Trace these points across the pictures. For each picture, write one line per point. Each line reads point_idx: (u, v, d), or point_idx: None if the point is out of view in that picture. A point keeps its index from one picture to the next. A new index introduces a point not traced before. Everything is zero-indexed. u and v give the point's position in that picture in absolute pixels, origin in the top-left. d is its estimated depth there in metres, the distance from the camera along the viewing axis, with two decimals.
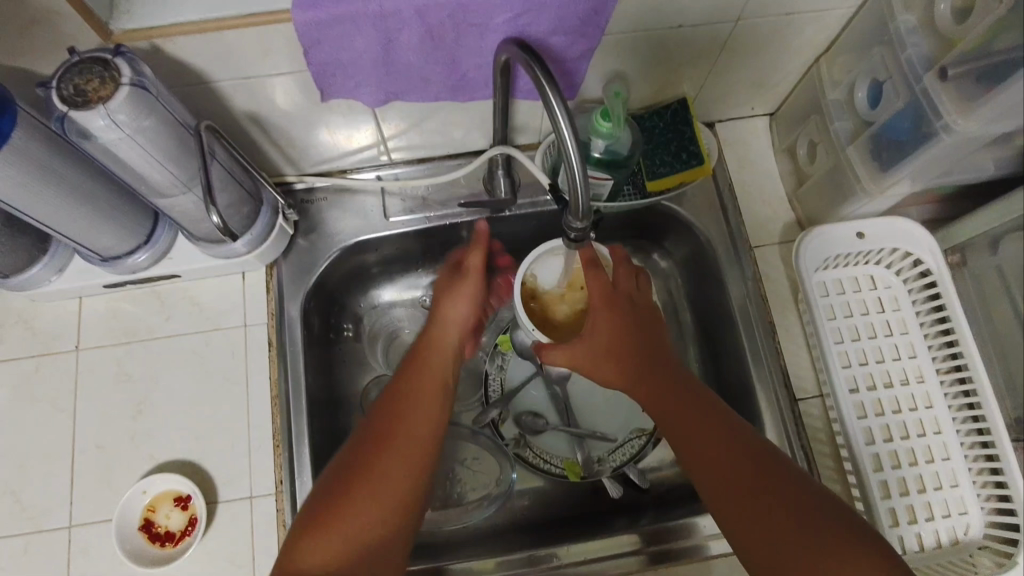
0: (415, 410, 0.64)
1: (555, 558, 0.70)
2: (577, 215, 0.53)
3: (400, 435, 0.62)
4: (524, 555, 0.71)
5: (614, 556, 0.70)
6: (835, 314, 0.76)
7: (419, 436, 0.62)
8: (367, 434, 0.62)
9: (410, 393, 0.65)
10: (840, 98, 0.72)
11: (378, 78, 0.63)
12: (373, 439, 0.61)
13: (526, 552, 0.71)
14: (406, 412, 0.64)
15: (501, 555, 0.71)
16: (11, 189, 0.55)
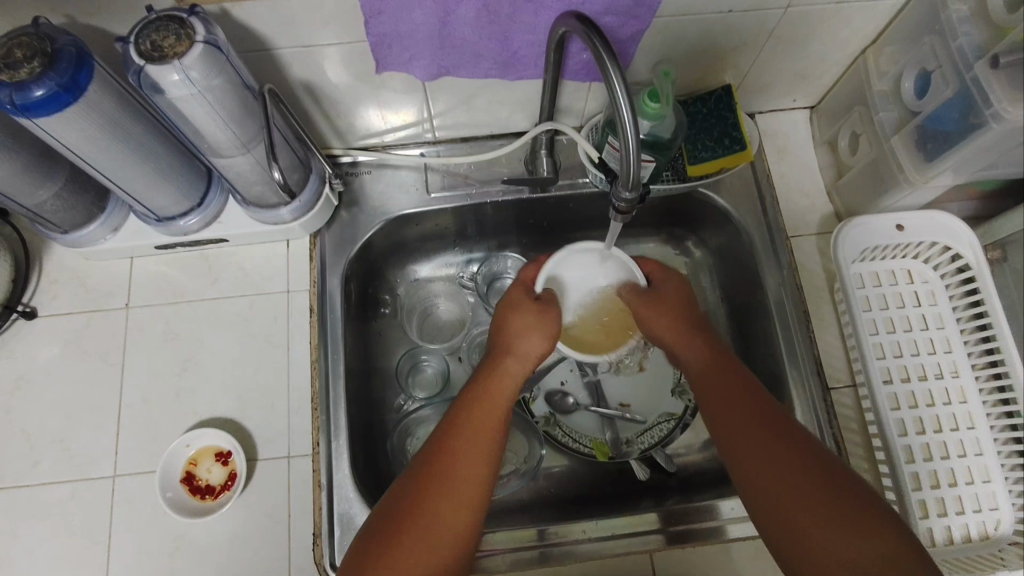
0: (480, 410, 0.61)
1: (579, 533, 0.71)
2: (627, 185, 0.54)
3: (466, 447, 0.58)
4: (536, 530, 0.71)
5: (631, 533, 0.71)
6: (871, 305, 0.76)
7: (485, 451, 0.58)
8: (436, 451, 0.58)
9: (478, 409, 0.61)
10: (886, 89, 0.73)
11: (432, 51, 0.65)
12: (437, 452, 0.58)
13: (539, 527, 0.71)
14: (475, 424, 0.60)
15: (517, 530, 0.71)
16: (81, 140, 0.58)
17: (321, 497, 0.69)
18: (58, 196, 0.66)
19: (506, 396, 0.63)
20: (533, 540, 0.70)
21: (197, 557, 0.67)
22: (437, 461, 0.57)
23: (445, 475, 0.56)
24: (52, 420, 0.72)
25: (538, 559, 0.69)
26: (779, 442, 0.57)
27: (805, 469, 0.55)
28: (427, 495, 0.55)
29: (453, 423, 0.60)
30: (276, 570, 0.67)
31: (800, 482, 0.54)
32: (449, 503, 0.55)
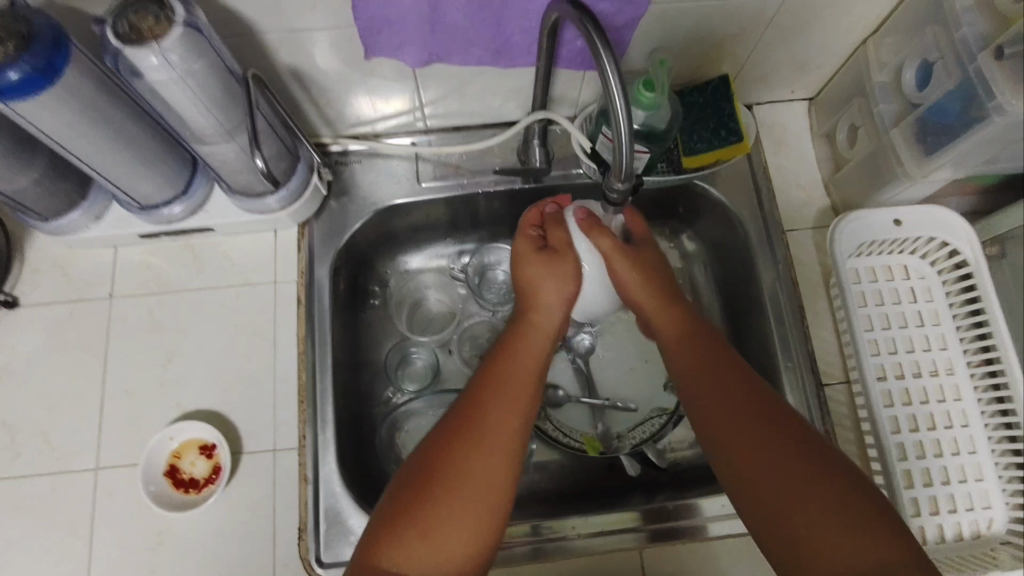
0: (510, 376, 0.60)
1: (569, 529, 0.70)
2: (620, 175, 0.53)
3: (495, 413, 0.57)
4: (530, 525, 0.70)
5: (617, 530, 0.70)
6: (866, 301, 0.75)
7: (516, 421, 0.57)
8: (464, 418, 0.57)
9: (509, 376, 0.60)
10: (886, 81, 0.71)
11: (423, 37, 0.63)
12: (466, 421, 0.57)
13: (533, 523, 0.70)
14: (503, 392, 0.59)
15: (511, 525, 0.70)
16: (60, 126, 0.56)
17: (307, 492, 0.68)
18: (38, 183, 0.65)
19: (536, 361, 0.63)
20: (525, 535, 0.70)
21: (181, 551, 0.66)
22: (468, 428, 0.56)
23: (470, 446, 0.55)
24: (33, 411, 0.70)
25: (532, 555, 0.69)
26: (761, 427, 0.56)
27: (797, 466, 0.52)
28: (455, 461, 0.54)
29: (483, 389, 0.59)
30: (260, 566, 0.66)
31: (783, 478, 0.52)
32: (474, 465, 0.54)
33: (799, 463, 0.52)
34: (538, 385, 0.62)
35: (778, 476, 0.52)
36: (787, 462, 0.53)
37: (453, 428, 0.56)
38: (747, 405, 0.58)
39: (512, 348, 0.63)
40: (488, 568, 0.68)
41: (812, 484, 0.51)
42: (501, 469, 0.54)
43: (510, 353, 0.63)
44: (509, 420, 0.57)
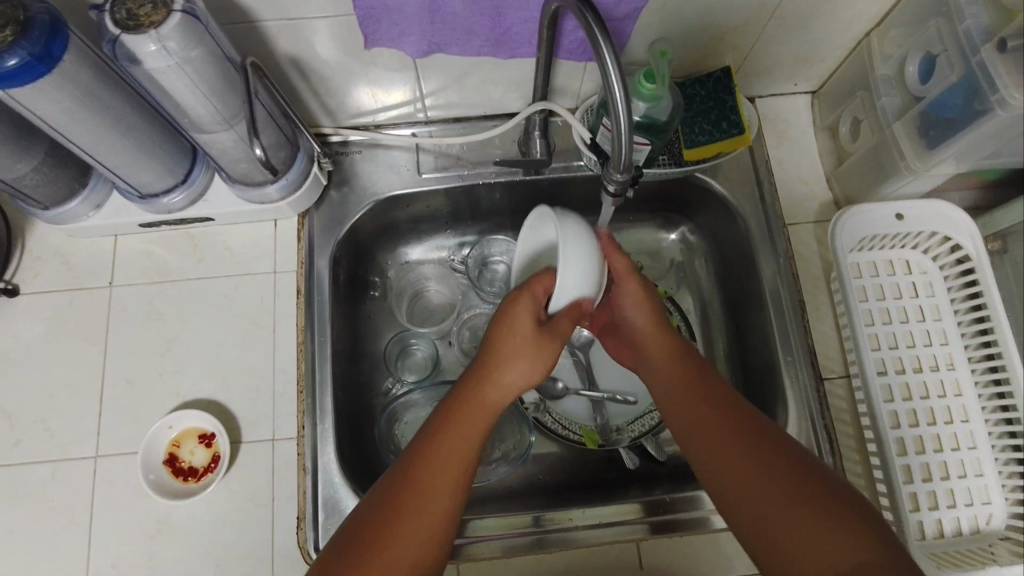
0: (443, 452, 0.56)
1: (571, 519, 0.70)
2: (619, 166, 0.53)
3: (422, 493, 0.54)
4: (532, 517, 0.70)
5: (617, 522, 0.70)
6: (867, 296, 0.75)
7: (444, 503, 0.54)
8: (390, 497, 0.54)
9: (444, 450, 0.56)
10: (890, 74, 0.71)
11: (422, 27, 0.63)
12: (394, 500, 0.54)
13: (535, 514, 0.71)
14: (435, 469, 0.55)
15: (512, 518, 0.70)
16: (57, 113, 0.56)
17: (305, 482, 0.68)
18: (38, 170, 0.65)
19: (478, 431, 0.57)
20: (528, 526, 0.70)
21: (180, 539, 0.66)
22: (393, 509, 0.53)
23: (391, 530, 0.52)
24: (34, 399, 0.71)
25: (532, 546, 0.69)
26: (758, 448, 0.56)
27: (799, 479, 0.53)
28: (375, 546, 0.52)
29: (415, 463, 0.55)
30: (258, 555, 0.66)
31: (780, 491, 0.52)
32: (390, 553, 0.51)
33: (792, 488, 0.52)
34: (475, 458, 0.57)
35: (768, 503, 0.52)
36: (777, 492, 0.52)
37: (379, 505, 0.54)
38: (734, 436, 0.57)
39: (454, 415, 0.58)
40: (486, 559, 0.68)
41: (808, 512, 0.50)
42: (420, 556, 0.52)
43: (450, 421, 0.57)
44: (437, 503, 0.54)
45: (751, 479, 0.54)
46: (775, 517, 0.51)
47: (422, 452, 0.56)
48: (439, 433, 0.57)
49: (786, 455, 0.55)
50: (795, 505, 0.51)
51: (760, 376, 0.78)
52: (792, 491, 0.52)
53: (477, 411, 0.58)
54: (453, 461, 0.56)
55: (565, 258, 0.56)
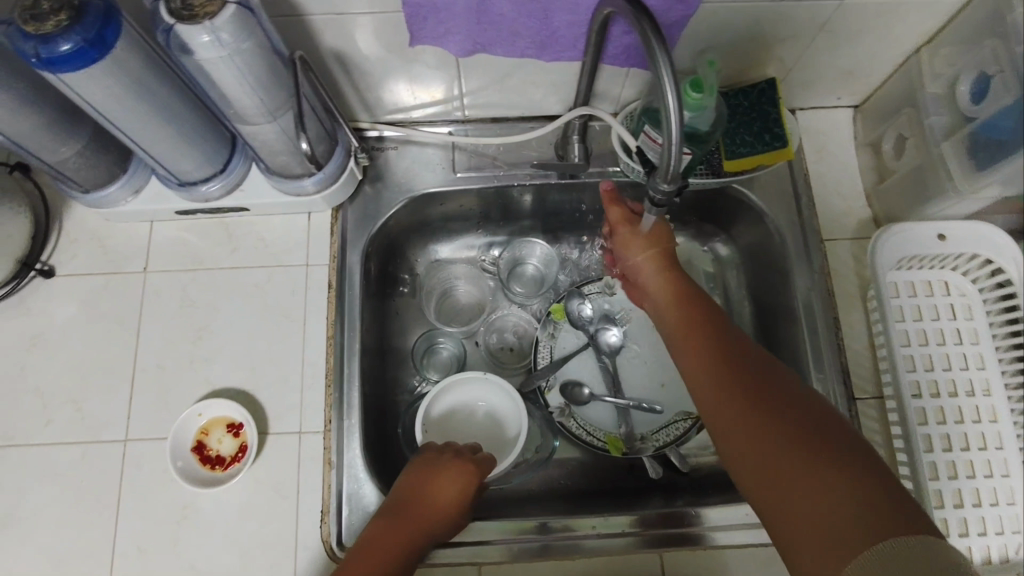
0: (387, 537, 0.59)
1: (578, 529, 0.70)
2: (666, 176, 0.52)
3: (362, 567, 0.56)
4: (538, 523, 0.70)
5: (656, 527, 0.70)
6: (904, 316, 0.74)
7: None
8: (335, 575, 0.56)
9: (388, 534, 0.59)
10: (939, 92, 0.69)
11: (468, 26, 0.63)
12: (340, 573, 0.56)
13: (542, 520, 0.70)
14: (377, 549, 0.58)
15: (518, 523, 0.70)
16: (106, 99, 0.56)
17: (330, 476, 0.69)
18: (81, 154, 0.66)
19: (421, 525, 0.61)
20: (535, 531, 0.69)
21: (204, 527, 0.67)
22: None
23: None
24: (66, 380, 0.72)
25: (540, 552, 0.68)
26: (765, 408, 0.52)
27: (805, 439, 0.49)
28: None
29: (363, 545, 0.58)
30: (281, 547, 0.66)
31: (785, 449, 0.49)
32: None
33: (784, 428, 0.50)
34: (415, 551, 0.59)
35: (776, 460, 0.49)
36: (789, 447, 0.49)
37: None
38: (733, 382, 0.56)
39: (401, 507, 0.62)
40: (503, 563, 0.68)
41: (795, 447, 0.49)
42: None
43: (397, 512, 0.61)
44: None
45: (746, 422, 0.52)
46: (766, 456, 0.49)
47: (369, 536, 0.59)
48: (386, 522, 0.61)
49: (785, 398, 0.53)
50: (783, 443, 0.49)
51: None
52: (785, 429, 0.50)
53: (420, 510, 0.62)
54: (395, 544, 0.58)
55: (511, 393, 0.75)
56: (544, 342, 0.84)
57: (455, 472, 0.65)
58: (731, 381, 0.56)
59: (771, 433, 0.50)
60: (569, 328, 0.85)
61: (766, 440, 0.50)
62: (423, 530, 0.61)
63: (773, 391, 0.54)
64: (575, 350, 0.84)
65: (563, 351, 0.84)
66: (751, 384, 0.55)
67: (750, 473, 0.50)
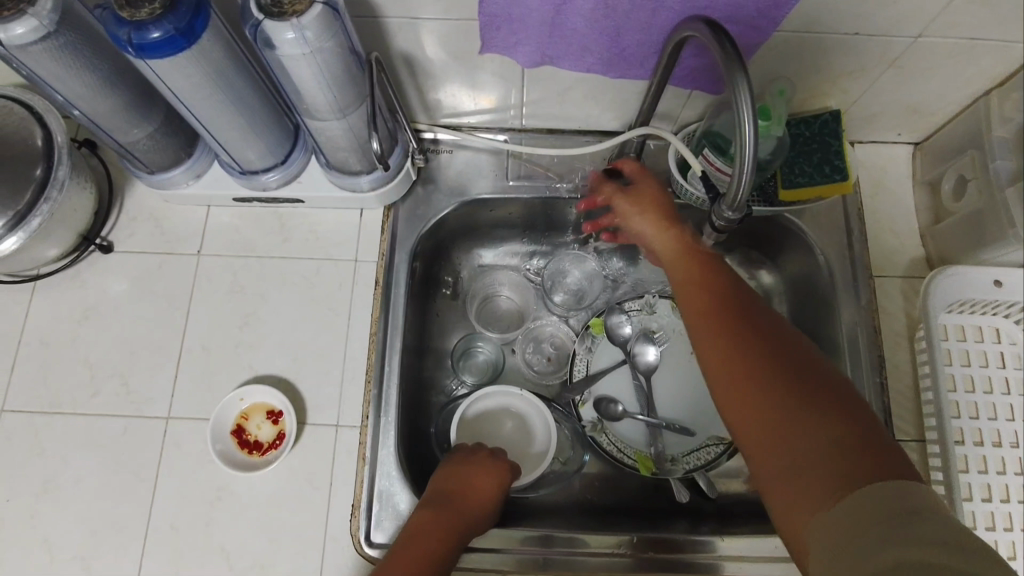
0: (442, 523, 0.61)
1: (579, 544, 0.70)
2: (732, 205, 0.53)
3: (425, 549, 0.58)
4: (540, 534, 0.70)
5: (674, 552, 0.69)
6: (953, 360, 0.72)
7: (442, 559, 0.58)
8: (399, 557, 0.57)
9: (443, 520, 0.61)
10: (1007, 136, 0.68)
11: (540, 39, 0.63)
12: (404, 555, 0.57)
13: (544, 532, 0.70)
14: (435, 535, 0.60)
15: (520, 533, 0.70)
16: (186, 86, 0.58)
17: (364, 471, 0.69)
18: (151, 137, 0.68)
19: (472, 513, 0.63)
20: (536, 542, 0.69)
21: (238, 509, 0.68)
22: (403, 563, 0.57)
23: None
24: (115, 354, 0.73)
25: (539, 564, 0.68)
26: (758, 344, 0.52)
27: (789, 379, 0.49)
28: None
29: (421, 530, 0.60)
30: (310, 537, 0.67)
31: (772, 387, 0.49)
32: None
33: (779, 372, 0.49)
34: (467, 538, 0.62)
35: (762, 398, 0.49)
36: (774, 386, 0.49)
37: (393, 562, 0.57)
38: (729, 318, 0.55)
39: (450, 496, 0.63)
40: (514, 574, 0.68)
41: (794, 393, 0.48)
42: None
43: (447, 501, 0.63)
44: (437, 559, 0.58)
45: (741, 360, 0.51)
46: (759, 396, 0.49)
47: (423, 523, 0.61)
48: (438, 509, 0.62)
49: (780, 340, 0.52)
50: (779, 384, 0.49)
51: None
52: (778, 366, 0.50)
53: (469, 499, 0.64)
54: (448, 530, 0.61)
55: (541, 411, 0.76)
56: (582, 356, 0.84)
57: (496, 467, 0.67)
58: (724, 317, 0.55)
59: (766, 372, 0.50)
60: (607, 343, 0.85)
61: (762, 379, 0.50)
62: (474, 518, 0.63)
63: (768, 329, 0.53)
64: (611, 366, 0.84)
65: (600, 366, 0.84)
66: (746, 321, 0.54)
67: (741, 414, 0.50)
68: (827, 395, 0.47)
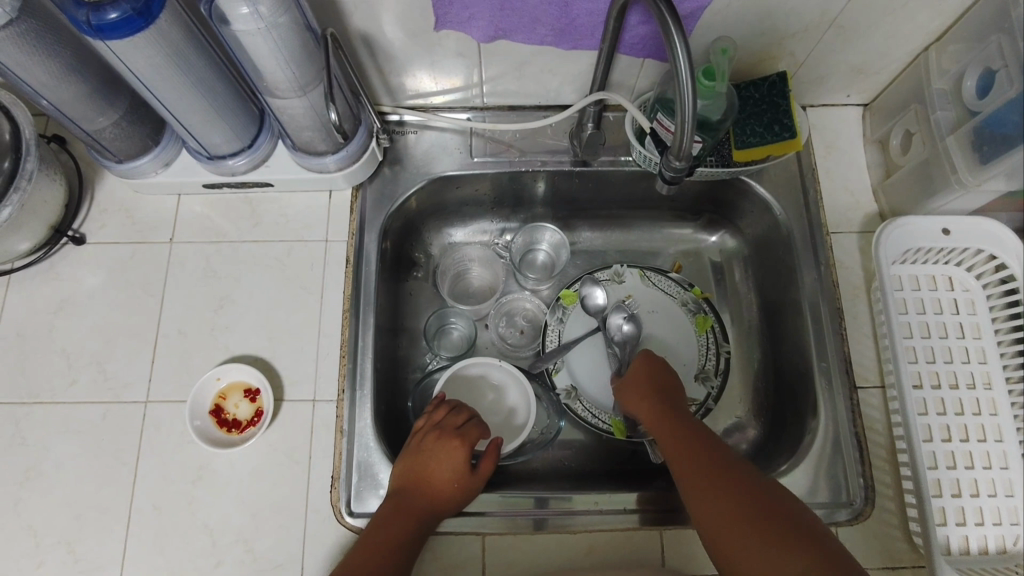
0: (414, 487, 0.66)
1: (570, 502, 0.71)
2: (678, 155, 0.56)
3: (397, 509, 0.64)
4: (534, 497, 0.71)
5: (617, 510, 0.70)
6: (907, 308, 0.75)
7: (415, 513, 0.64)
8: (379, 518, 0.64)
9: (412, 481, 0.66)
10: (945, 88, 0.71)
11: (492, 12, 0.66)
12: (382, 516, 0.64)
13: (538, 495, 0.71)
14: (407, 496, 0.65)
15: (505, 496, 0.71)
16: (148, 70, 0.59)
17: (341, 444, 0.71)
18: (117, 125, 0.69)
19: (440, 471, 0.67)
20: (530, 507, 0.71)
21: (218, 488, 0.69)
22: (382, 521, 0.63)
23: (378, 539, 0.62)
24: (91, 342, 0.74)
25: (533, 527, 0.69)
26: (738, 474, 0.60)
27: (762, 504, 0.57)
28: (368, 552, 0.61)
29: (395, 493, 0.66)
30: (291, 511, 0.68)
31: (752, 510, 0.57)
32: (374, 554, 0.61)
33: (753, 493, 0.58)
34: (442, 489, 0.66)
35: (743, 516, 0.57)
36: (754, 515, 0.57)
37: (375, 527, 0.63)
38: (735, 495, 0.58)
39: (417, 461, 0.68)
40: (493, 535, 0.69)
41: (774, 521, 0.56)
42: (394, 553, 0.61)
43: (416, 464, 0.67)
44: (407, 515, 0.64)
45: (753, 534, 0.55)
46: (747, 519, 0.56)
47: (399, 484, 0.66)
48: (408, 472, 0.67)
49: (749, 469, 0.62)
50: (756, 508, 0.57)
51: (792, 382, 0.79)
52: (754, 494, 0.58)
53: (436, 458, 0.68)
54: (418, 489, 0.66)
55: (520, 380, 0.78)
56: (553, 327, 0.86)
57: (462, 431, 0.70)
58: (725, 484, 0.59)
59: (780, 537, 0.55)
60: (578, 313, 0.87)
61: (778, 544, 0.54)
62: (448, 478, 0.67)
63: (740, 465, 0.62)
64: (582, 336, 0.86)
65: (571, 337, 0.86)
66: (756, 499, 0.58)
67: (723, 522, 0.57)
68: (788, 517, 0.56)
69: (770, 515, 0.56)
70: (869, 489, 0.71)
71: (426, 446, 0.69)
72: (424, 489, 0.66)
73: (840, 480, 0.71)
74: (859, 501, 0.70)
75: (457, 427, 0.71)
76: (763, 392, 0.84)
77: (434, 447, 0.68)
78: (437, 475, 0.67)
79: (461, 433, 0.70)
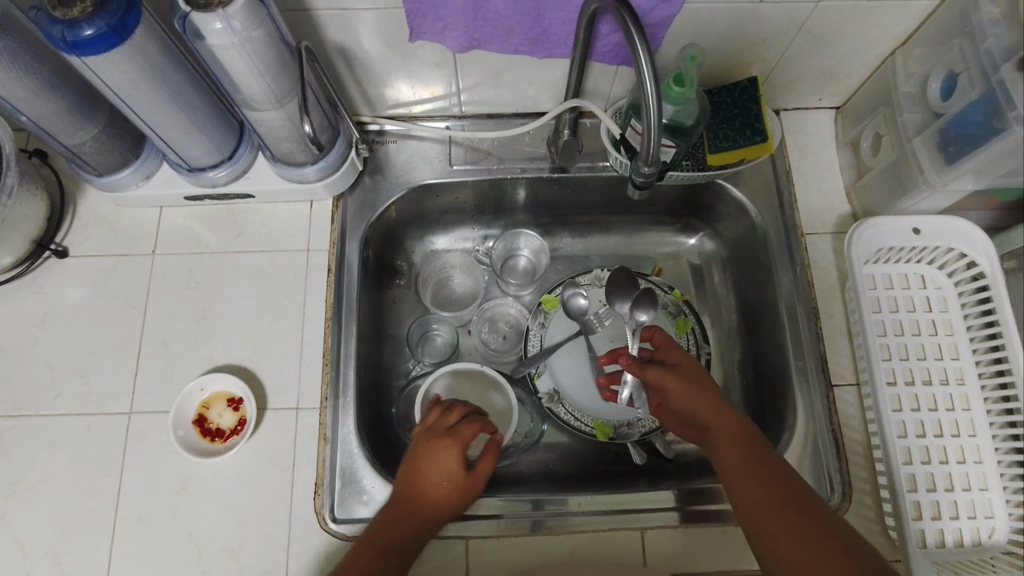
0: (415, 491, 0.66)
1: (566, 505, 0.71)
2: (647, 160, 0.57)
3: (400, 515, 0.65)
4: (531, 500, 0.72)
5: (641, 510, 0.71)
6: (881, 307, 0.77)
7: (417, 518, 0.65)
8: (381, 524, 0.64)
9: (414, 485, 0.66)
10: (912, 90, 0.73)
11: (466, 22, 0.67)
12: (385, 523, 0.64)
13: (534, 497, 0.72)
14: (409, 501, 0.65)
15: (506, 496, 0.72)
16: (124, 84, 0.60)
17: (325, 450, 0.71)
18: (97, 139, 0.70)
19: (441, 474, 0.66)
20: (527, 510, 0.71)
21: (203, 496, 0.69)
22: (387, 528, 0.64)
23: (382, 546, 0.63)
24: (76, 355, 0.75)
25: (529, 527, 0.70)
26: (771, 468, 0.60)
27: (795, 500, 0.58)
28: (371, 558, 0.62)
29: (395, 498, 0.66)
30: (276, 518, 0.69)
31: (786, 506, 0.58)
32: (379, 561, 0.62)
33: (786, 489, 0.59)
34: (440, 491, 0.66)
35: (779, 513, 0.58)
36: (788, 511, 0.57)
37: (378, 533, 0.64)
38: (774, 496, 0.59)
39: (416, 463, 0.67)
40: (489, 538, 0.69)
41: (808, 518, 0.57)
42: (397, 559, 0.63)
43: (415, 467, 0.67)
44: (410, 521, 0.64)
45: (788, 531, 0.56)
46: (781, 515, 0.57)
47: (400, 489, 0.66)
48: (409, 476, 0.67)
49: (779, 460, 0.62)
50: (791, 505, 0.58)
51: (771, 382, 0.80)
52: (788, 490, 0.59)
53: (434, 460, 0.67)
54: (419, 493, 0.66)
55: (502, 384, 0.79)
56: (535, 331, 0.87)
57: (459, 430, 0.69)
58: (761, 479, 0.60)
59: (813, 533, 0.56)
60: (561, 317, 0.88)
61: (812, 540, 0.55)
62: (445, 480, 0.66)
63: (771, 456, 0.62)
64: (565, 339, 0.86)
65: (554, 340, 0.87)
66: (792, 499, 0.58)
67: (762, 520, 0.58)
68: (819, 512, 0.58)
69: (804, 510, 0.58)
70: (847, 485, 0.72)
71: (425, 448, 0.68)
72: (425, 493, 0.66)
73: (817, 477, 0.72)
74: (837, 497, 0.71)
75: (454, 426, 0.69)
76: (743, 392, 0.85)
77: (433, 450, 0.67)
78: (435, 478, 0.66)
79: (459, 432, 0.69)
